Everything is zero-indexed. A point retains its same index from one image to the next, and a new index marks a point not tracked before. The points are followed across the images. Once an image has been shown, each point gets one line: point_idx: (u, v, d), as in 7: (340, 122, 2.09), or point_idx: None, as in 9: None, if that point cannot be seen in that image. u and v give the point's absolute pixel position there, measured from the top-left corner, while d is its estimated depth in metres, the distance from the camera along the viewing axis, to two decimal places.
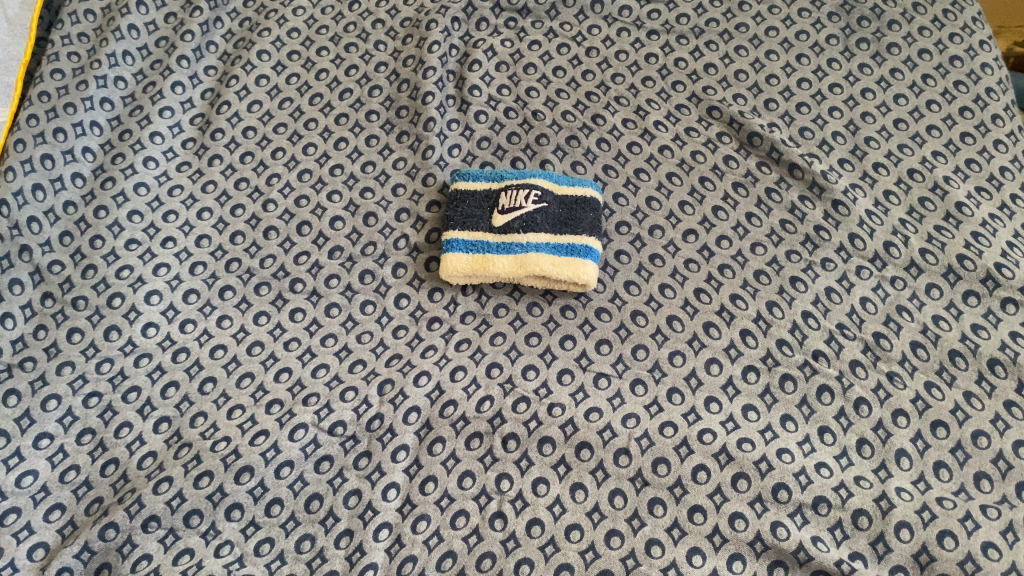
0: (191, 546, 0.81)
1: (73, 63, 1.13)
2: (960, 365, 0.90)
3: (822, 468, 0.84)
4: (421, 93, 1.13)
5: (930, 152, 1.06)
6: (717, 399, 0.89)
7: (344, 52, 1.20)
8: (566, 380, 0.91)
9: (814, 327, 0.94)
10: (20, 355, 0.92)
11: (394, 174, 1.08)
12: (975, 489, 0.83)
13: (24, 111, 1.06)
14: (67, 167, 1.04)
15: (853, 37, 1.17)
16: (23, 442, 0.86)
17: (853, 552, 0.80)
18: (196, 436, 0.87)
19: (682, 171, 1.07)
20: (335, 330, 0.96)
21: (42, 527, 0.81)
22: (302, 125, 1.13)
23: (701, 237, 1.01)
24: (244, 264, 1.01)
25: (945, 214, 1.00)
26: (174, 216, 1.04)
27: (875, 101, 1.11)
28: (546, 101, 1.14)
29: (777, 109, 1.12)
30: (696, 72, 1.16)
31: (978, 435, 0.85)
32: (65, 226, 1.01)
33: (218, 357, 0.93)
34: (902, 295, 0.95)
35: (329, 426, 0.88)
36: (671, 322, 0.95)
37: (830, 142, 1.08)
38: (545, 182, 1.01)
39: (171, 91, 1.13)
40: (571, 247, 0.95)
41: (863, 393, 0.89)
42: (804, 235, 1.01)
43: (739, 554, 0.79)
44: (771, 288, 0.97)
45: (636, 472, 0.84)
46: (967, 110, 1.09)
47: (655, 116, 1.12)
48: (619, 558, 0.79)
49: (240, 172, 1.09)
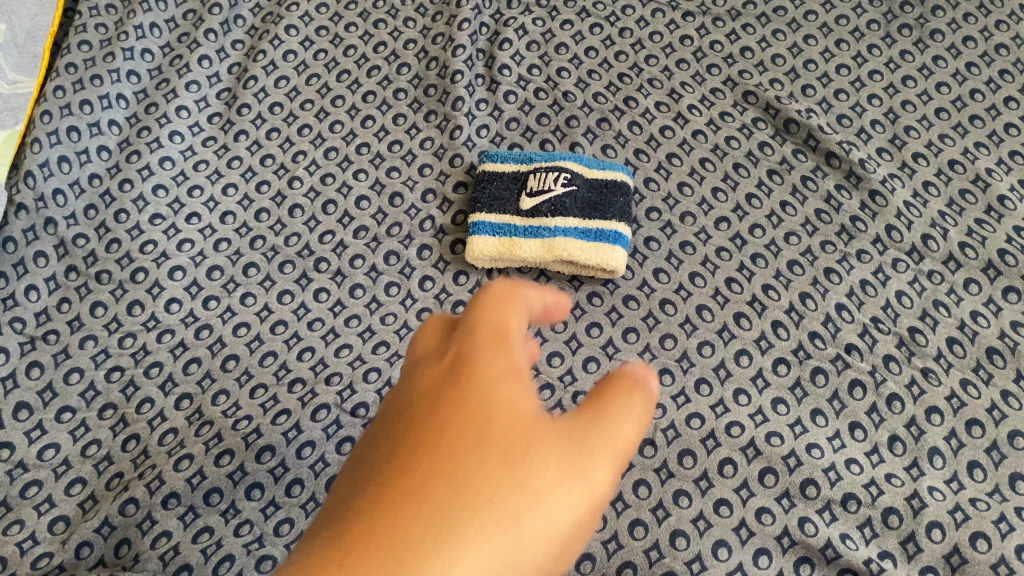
0: (211, 524, 0.80)
1: (101, 35, 1.12)
2: (998, 363, 0.88)
3: (852, 464, 0.82)
4: (450, 71, 1.11)
5: (972, 143, 1.03)
6: (746, 392, 0.87)
7: (373, 29, 1.18)
8: (591, 368, 0.89)
9: (847, 321, 0.91)
10: (43, 328, 0.91)
11: (421, 153, 1.07)
12: (1010, 491, 0.81)
13: (51, 81, 1.05)
14: (93, 139, 1.04)
15: (895, 23, 1.14)
16: (46, 415, 0.86)
17: (882, 550, 0.78)
18: (218, 414, 0.87)
19: (715, 157, 1.05)
20: (359, 311, 0.94)
21: (62, 500, 0.81)
22: (329, 102, 1.12)
23: (733, 226, 0.99)
24: (268, 242, 1.00)
25: (986, 208, 0.98)
26: (199, 191, 1.03)
27: (916, 89, 1.08)
28: (577, 82, 1.12)
29: (814, 95, 1.09)
30: (731, 56, 1.13)
31: (1014, 436, 0.83)
32: (90, 199, 1.00)
33: (241, 335, 0.92)
34: (939, 289, 0.93)
35: (351, 408, 0.87)
36: (701, 312, 0.93)
37: (868, 131, 1.05)
38: (575, 166, 0.98)
39: (198, 65, 1.12)
40: (601, 233, 0.93)
41: (896, 389, 0.87)
42: (840, 226, 0.98)
43: (765, 549, 0.78)
44: (804, 280, 0.95)
45: (661, 463, 0.83)
46: (1012, 101, 1.06)
47: (689, 100, 1.09)
48: (642, 550, 0.78)
49: (266, 148, 1.08)
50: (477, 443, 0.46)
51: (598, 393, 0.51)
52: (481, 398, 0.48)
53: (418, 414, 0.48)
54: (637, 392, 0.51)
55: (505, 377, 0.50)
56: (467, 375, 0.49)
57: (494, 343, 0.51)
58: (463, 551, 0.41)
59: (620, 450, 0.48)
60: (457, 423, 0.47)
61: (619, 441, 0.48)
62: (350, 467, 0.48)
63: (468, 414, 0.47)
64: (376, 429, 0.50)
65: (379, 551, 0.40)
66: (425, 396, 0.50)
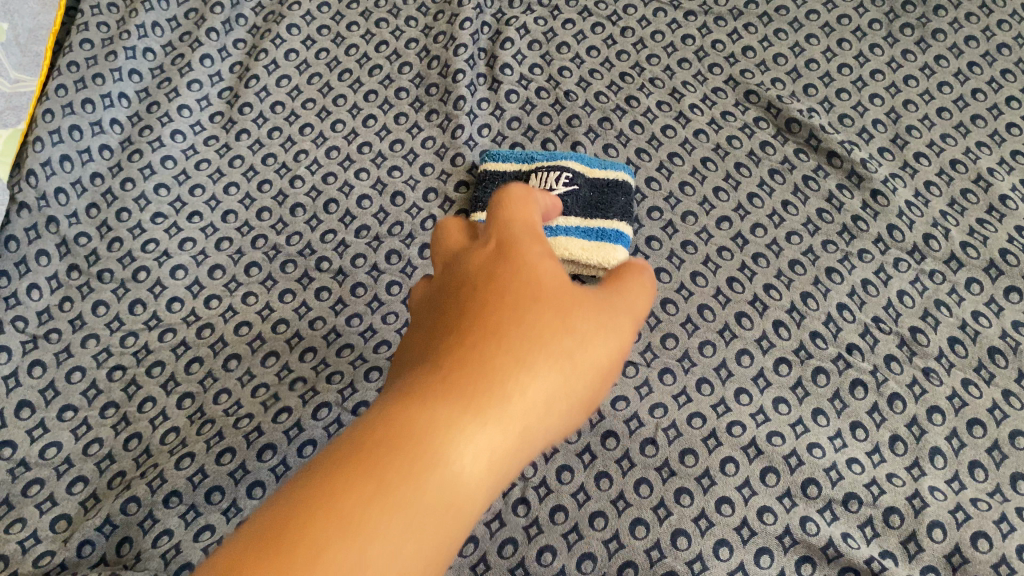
0: (213, 523, 0.80)
1: (102, 34, 1.12)
2: (1000, 363, 0.88)
3: (853, 464, 0.82)
4: (452, 70, 1.11)
5: (974, 143, 1.03)
6: (747, 391, 0.87)
7: (374, 28, 1.18)
8: None
9: (849, 320, 0.91)
10: (45, 327, 0.91)
11: (422, 152, 1.07)
12: (1012, 490, 0.81)
13: (53, 80, 1.05)
14: (94, 138, 1.04)
15: (897, 22, 1.14)
16: (48, 414, 0.86)
17: (883, 550, 0.78)
18: (219, 413, 0.87)
19: (717, 156, 1.04)
20: (360, 309, 0.94)
21: (64, 499, 0.81)
22: (330, 101, 1.12)
23: (735, 225, 0.99)
24: (270, 241, 1.00)
25: (987, 208, 0.98)
26: (200, 190, 1.03)
27: (918, 89, 1.08)
28: (579, 82, 1.12)
29: (816, 95, 1.09)
30: (733, 55, 1.13)
31: (1016, 436, 0.83)
32: (92, 198, 1.00)
33: (243, 333, 0.93)
34: (941, 289, 0.93)
35: (352, 407, 0.86)
36: (702, 311, 0.93)
37: (870, 130, 1.05)
38: (576, 165, 0.98)
39: (199, 65, 1.12)
40: (602, 232, 0.93)
41: (897, 388, 0.87)
42: (841, 225, 0.98)
43: (766, 548, 0.78)
44: (806, 279, 0.95)
45: (662, 462, 0.83)
46: (1014, 100, 1.06)
47: (690, 99, 1.09)
48: (643, 550, 0.78)
49: (268, 147, 1.08)
50: (532, 285, 0.50)
51: (626, 263, 0.58)
52: (528, 267, 0.51)
53: (463, 289, 0.52)
54: (643, 270, 0.58)
55: (547, 239, 0.54)
56: (505, 253, 0.53)
57: (528, 232, 0.54)
58: (532, 385, 0.45)
59: (635, 313, 0.54)
60: (511, 274, 0.51)
61: (635, 308, 0.54)
62: (414, 334, 0.55)
63: (519, 279, 0.50)
64: (433, 303, 0.55)
65: (465, 384, 0.44)
66: (473, 277, 0.52)
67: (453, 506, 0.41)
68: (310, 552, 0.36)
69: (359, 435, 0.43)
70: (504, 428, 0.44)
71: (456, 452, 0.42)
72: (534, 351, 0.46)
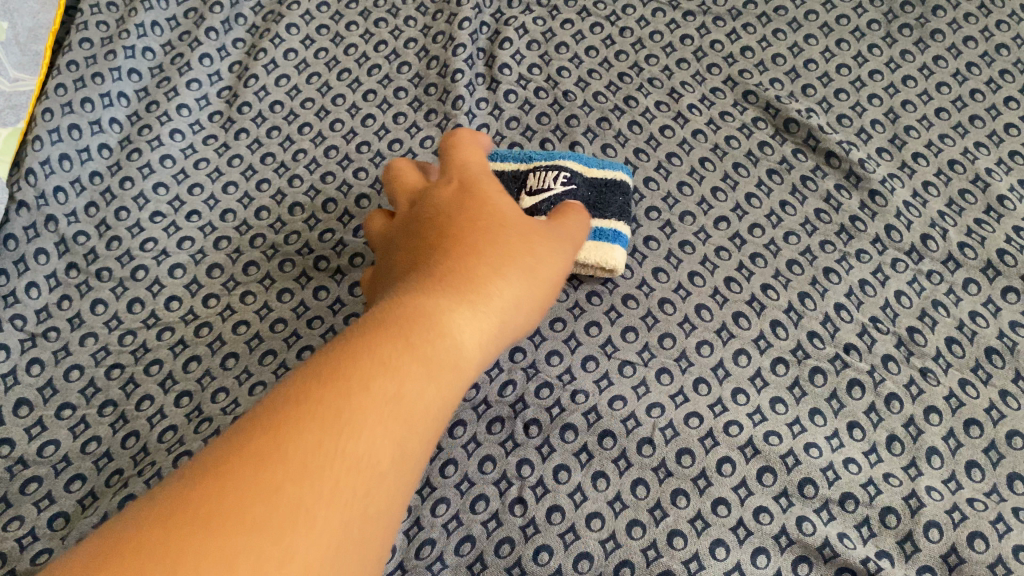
0: None
1: (102, 33, 1.12)
2: (997, 364, 0.88)
3: (850, 464, 0.83)
4: (450, 70, 1.12)
5: (972, 143, 1.03)
6: (744, 391, 0.87)
7: (373, 27, 1.19)
8: (590, 367, 0.89)
9: (846, 320, 0.91)
10: (44, 325, 0.91)
11: (421, 151, 1.06)
12: (1009, 490, 0.81)
13: (52, 80, 1.06)
14: (94, 137, 1.04)
15: (896, 22, 1.14)
16: (46, 412, 0.86)
17: (880, 550, 0.78)
18: (217, 412, 0.87)
19: (715, 157, 1.05)
20: (358, 309, 0.94)
21: (62, 497, 0.81)
22: (329, 101, 1.12)
23: (733, 225, 0.99)
24: (268, 240, 1.00)
25: (985, 208, 0.98)
26: (199, 189, 1.03)
27: (916, 89, 1.08)
28: (578, 82, 1.12)
29: (814, 95, 1.09)
30: (731, 56, 1.13)
31: (1012, 436, 0.84)
32: (91, 196, 1.01)
33: (241, 332, 0.93)
34: (938, 289, 0.93)
35: None
36: (700, 311, 0.93)
37: (868, 131, 1.05)
38: (574, 164, 0.97)
39: (199, 64, 1.12)
40: (600, 232, 0.93)
41: (895, 388, 0.87)
42: (839, 225, 0.98)
43: (762, 548, 0.78)
44: (803, 279, 0.95)
45: (659, 462, 0.83)
46: (1012, 101, 1.06)
47: (689, 99, 1.09)
48: (640, 549, 0.78)
49: (267, 146, 1.08)
50: (498, 222, 0.68)
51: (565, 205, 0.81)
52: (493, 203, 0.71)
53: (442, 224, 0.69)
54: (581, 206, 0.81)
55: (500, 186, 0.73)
56: (472, 197, 0.71)
57: (486, 177, 0.75)
58: (505, 283, 0.63)
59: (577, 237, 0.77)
60: (478, 211, 0.69)
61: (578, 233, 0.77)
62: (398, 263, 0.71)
63: (487, 215, 0.69)
64: (407, 233, 0.74)
65: (455, 283, 0.62)
66: (450, 214, 0.70)
67: (455, 362, 0.57)
68: (360, 382, 0.51)
69: (372, 315, 0.58)
70: (488, 312, 0.61)
71: (453, 328, 0.58)
72: (505, 266, 0.64)
